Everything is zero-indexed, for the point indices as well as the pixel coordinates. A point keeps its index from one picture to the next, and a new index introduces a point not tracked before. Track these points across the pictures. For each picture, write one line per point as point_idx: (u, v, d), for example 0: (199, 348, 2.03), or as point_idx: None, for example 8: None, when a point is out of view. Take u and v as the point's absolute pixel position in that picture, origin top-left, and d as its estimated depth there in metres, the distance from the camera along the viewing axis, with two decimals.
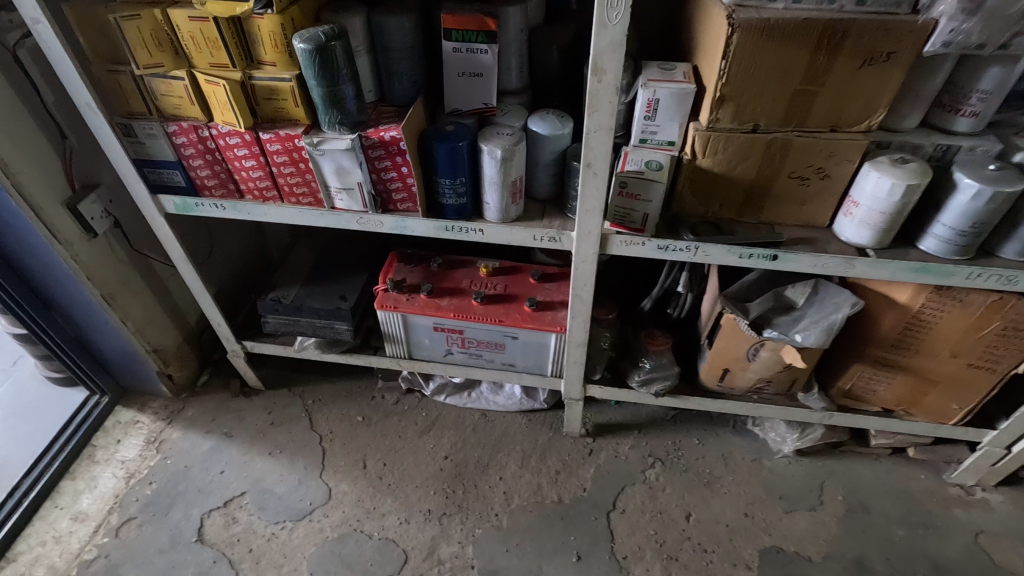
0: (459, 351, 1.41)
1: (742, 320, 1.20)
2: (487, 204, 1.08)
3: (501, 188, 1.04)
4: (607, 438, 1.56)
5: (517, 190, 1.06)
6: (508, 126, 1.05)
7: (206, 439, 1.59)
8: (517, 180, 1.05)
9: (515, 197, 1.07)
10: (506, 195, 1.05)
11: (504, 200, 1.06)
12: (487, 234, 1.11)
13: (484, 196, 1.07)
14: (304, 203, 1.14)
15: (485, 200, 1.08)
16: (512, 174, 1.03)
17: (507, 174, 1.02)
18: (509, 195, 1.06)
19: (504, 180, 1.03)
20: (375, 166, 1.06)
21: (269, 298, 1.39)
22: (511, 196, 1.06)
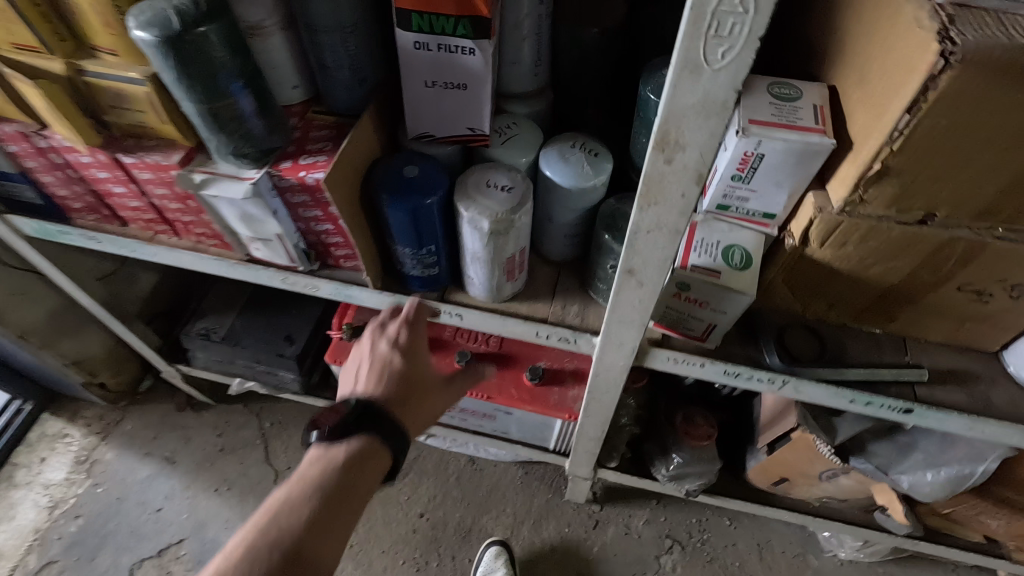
0: (438, 411, 1.10)
1: (824, 445, 0.85)
2: (470, 279, 0.71)
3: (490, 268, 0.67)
4: (617, 507, 1.28)
5: (517, 264, 0.68)
6: (506, 167, 0.65)
7: (144, 464, 1.35)
8: (516, 255, 0.67)
9: (513, 273, 0.69)
10: (498, 275, 0.68)
11: (495, 279, 0.69)
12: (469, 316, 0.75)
13: (465, 268, 0.70)
14: (210, 245, 0.79)
15: (467, 273, 0.71)
16: (507, 250, 0.65)
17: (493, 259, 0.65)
18: (503, 274, 0.68)
19: (494, 258, 0.65)
20: (300, 213, 0.69)
21: (196, 329, 1.07)
22: (507, 276, 0.69)
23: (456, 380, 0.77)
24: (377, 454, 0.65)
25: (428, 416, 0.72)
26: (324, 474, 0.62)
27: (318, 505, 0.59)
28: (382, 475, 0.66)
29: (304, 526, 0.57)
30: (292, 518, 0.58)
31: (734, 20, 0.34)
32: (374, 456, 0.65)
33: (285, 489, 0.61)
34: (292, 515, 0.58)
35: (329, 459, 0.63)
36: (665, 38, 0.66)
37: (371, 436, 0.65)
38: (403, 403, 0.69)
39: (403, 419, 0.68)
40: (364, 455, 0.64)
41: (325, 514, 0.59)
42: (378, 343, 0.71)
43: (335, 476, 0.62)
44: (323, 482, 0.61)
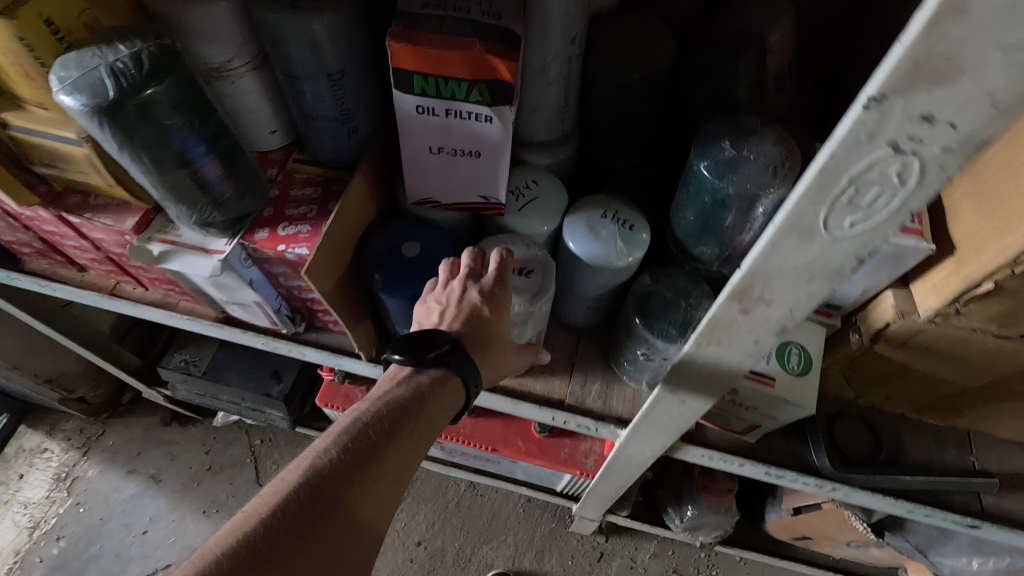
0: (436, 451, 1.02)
1: (860, 522, 0.78)
2: None
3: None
4: (624, 539, 1.23)
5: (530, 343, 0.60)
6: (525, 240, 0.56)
7: (128, 482, 1.29)
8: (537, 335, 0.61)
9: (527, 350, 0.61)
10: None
11: None
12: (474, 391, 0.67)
13: None
14: (180, 299, 0.69)
15: None
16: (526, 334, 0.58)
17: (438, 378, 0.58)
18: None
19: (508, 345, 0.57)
20: (282, 282, 0.59)
21: (175, 362, 0.98)
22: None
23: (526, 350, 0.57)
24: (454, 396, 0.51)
25: (513, 350, 0.54)
26: (401, 396, 0.47)
27: (392, 432, 0.46)
28: (455, 412, 0.52)
29: (371, 456, 0.44)
30: (360, 439, 0.44)
31: (884, 191, 0.23)
32: (453, 396, 0.51)
33: (359, 407, 0.47)
34: (362, 438, 0.44)
35: (416, 382, 0.49)
36: (719, 86, 0.54)
37: (452, 363, 0.49)
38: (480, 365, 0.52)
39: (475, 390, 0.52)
40: (443, 389, 0.50)
41: (397, 442, 0.46)
42: (470, 285, 0.51)
43: (415, 404, 0.47)
44: (405, 401, 0.47)
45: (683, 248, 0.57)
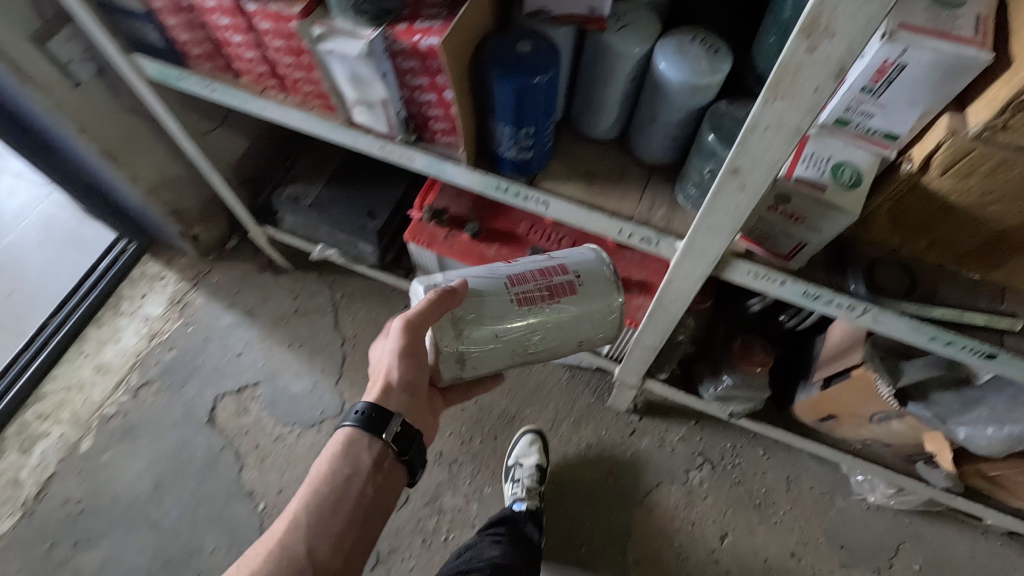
0: None
1: (884, 386, 0.86)
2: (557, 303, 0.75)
3: (538, 318, 0.74)
4: (655, 420, 1.34)
5: (563, 284, 0.75)
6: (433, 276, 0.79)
7: (228, 313, 1.49)
8: (529, 286, 0.74)
9: (567, 293, 0.75)
10: (537, 316, 0.74)
11: (547, 301, 0.74)
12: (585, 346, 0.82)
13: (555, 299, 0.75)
14: (313, 105, 0.82)
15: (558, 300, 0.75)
16: (522, 297, 0.73)
17: (489, 365, 0.77)
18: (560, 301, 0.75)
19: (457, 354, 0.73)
20: (407, 81, 0.70)
21: (286, 193, 1.14)
22: (551, 305, 0.74)
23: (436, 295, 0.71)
24: (381, 444, 0.75)
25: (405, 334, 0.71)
26: (324, 467, 0.72)
27: (324, 491, 0.71)
28: (393, 447, 0.75)
29: (309, 512, 0.69)
30: (297, 515, 0.69)
31: None
32: (359, 449, 0.74)
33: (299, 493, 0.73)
34: (303, 507, 0.69)
35: (335, 453, 0.73)
36: None
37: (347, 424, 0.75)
38: (404, 392, 0.76)
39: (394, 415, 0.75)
40: (354, 445, 0.74)
41: (323, 502, 0.70)
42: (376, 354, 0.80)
43: (328, 472, 0.72)
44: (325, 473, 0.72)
45: (759, 80, 0.64)
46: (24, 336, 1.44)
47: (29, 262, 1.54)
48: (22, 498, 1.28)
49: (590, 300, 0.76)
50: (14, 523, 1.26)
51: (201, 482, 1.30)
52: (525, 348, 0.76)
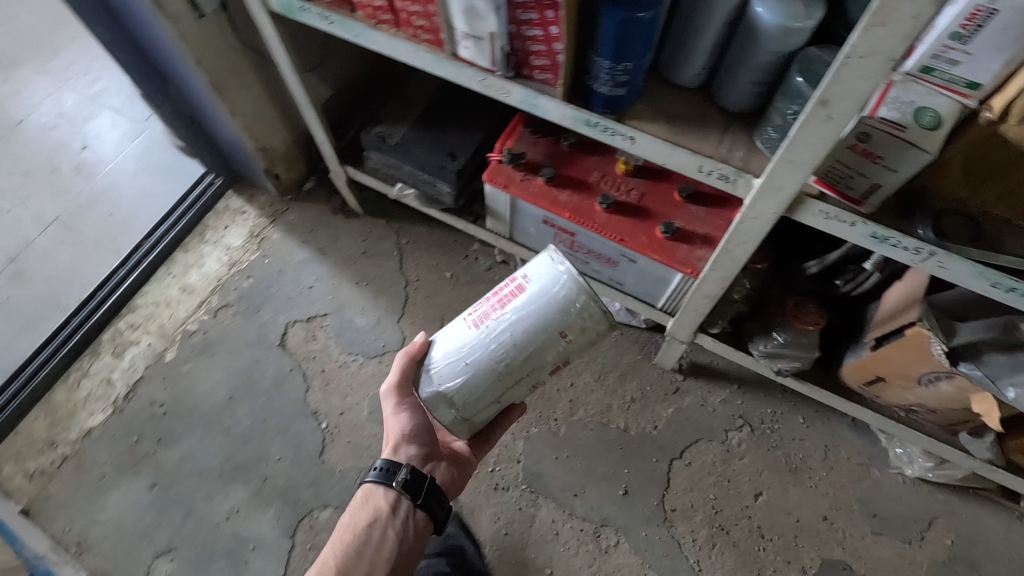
0: (567, 251, 1.22)
1: (937, 344, 0.89)
2: (516, 309, 0.83)
3: (495, 329, 0.84)
4: (699, 381, 1.39)
5: (512, 292, 0.85)
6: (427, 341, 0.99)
7: (301, 249, 1.59)
8: (486, 307, 0.87)
9: (515, 296, 0.84)
10: (497, 326, 0.84)
11: (507, 311, 0.84)
12: (579, 338, 0.84)
13: (510, 307, 0.84)
14: (422, 40, 0.90)
15: (514, 305, 0.84)
16: (481, 318, 0.86)
17: (480, 392, 0.87)
18: (512, 305, 0.84)
19: (440, 396, 0.88)
20: (518, 15, 0.77)
21: (374, 132, 1.22)
22: (505, 312, 0.84)
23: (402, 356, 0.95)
24: (395, 493, 0.93)
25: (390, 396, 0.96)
26: (351, 515, 0.92)
27: (353, 537, 0.89)
28: (405, 492, 0.92)
29: (340, 552, 0.89)
30: (332, 558, 0.89)
31: None
32: (376, 495, 0.93)
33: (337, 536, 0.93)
34: (335, 554, 0.89)
35: (358, 504, 0.93)
36: None
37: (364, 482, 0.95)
38: (412, 445, 0.96)
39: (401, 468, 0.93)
40: (372, 497, 0.93)
41: (350, 542, 0.89)
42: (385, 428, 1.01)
43: (353, 519, 0.92)
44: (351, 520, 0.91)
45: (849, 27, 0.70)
46: (120, 255, 1.57)
47: (126, 189, 1.67)
48: (113, 397, 1.41)
49: (540, 294, 0.83)
50: (106, 417, 1.39)
51: (270, 397, 1.41)
52: (501, 364, 0.85)
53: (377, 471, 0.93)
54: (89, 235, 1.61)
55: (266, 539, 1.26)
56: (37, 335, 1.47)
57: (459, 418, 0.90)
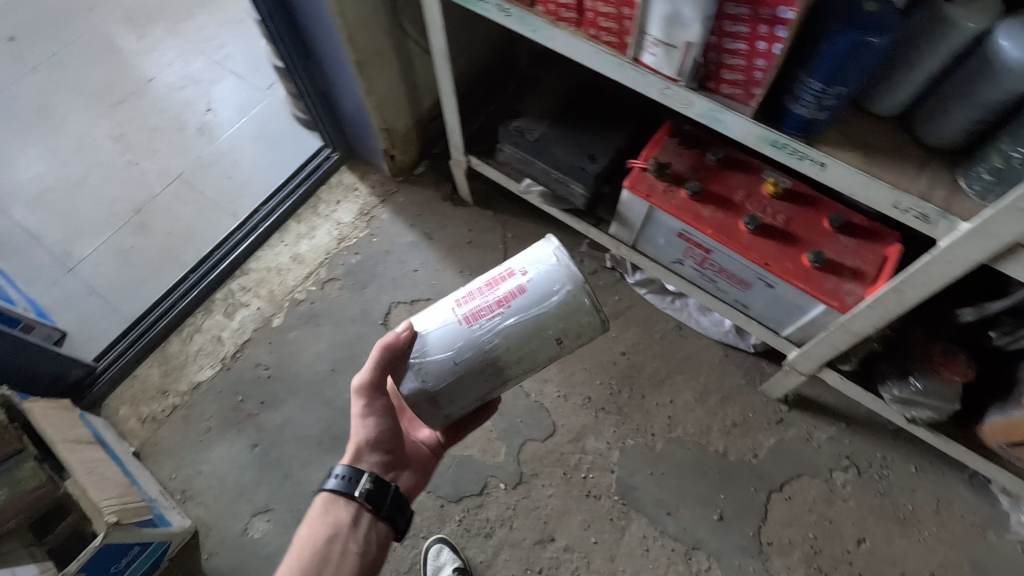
0: (694, 267, 1.19)
1: None
2: (513, 309, 0.81)
3: (489, 328, 0.82)
4: (805, 415, 1.34)
5: (511, 289, 0.82)
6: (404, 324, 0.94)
7: (408, 232, 1.61)
8: (480, 302, 0.83)
9: (516, 295, 0.82)
10: (495, 325, 0.82)
11: (503, 311, 0.81)
12: (573, 343, 0.84)
13: (505, 305, 0.82)
14: (603, 42, 0.88)
15: (511, 304, 0.81)
16: (475, 313, 0.83)
17: (464, 391, 0.85)
18: (512, 305, 0.81)
19: (421, 392, 0.85)
20: (723, 27, 0.75)
21: (513, 126, 1.23)
22: (503, 310, 0.82)
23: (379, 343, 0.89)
24: (356, 504, 0.88)
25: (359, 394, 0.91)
26: (309, 526, 0.87)
27: (310, 552, 0.84)
28: (368, 503, 0.88)
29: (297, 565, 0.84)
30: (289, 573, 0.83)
31: None
32: (335, 505, 0.88)
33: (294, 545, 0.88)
34: (292, 570, 0.83)
35: (313, 515, 0.88)
36: None
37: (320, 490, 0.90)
38: (376, 452, 0.93)
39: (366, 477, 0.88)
40: (329, 508, 0.88)
41: (309, 556, 0.84)
42: None
43: (311, 532, 0.86)
44: (307, 533, 0.86)
45: None
46: (236, 217, 1.62)
47: (245, 154, 1.72)
48: (222, 354, 1.46)
49: (542, 294, 0.81)
50: (214, 373, 1.44)
51: None
52: (491, 366, 0.83)
53: (339, 478, 0.89)
54: (208, 194, 1.66)
55: None
56: (156, 285, 1.53)
57: (434, 415, 0.87)
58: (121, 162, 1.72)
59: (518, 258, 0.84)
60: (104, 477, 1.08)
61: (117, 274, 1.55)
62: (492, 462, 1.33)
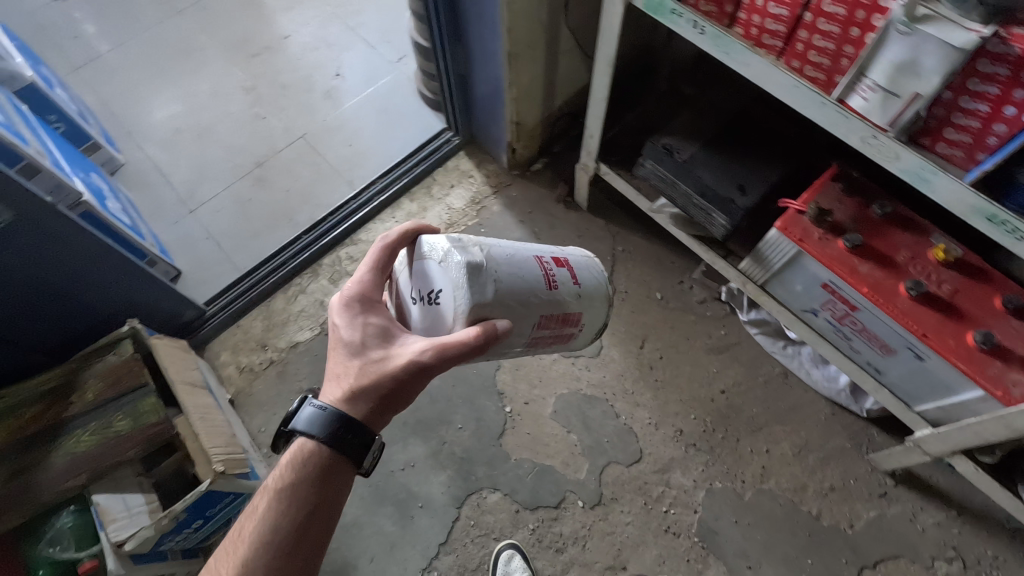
0: (830, 320, 1.12)
1: None
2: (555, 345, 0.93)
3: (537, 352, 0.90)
4: (912, 493, 1.26)
5: (570, 328, 0.92)
6: (485, 274, 0.74)
7: (517, 228, 1.59)
8: (553, 328, 0.87)
9: (566, 337, 0.92)
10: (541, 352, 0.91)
11: (552, 345, 0.91)
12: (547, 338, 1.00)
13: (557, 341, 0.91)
14: (805, 75, 0.82)
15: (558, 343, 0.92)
16: (543, 338, 0.87)
17: None
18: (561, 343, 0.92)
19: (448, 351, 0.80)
20: (966, 84, 0.69)
21: (660, 143, 1.18)
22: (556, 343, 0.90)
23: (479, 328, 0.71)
24: (342, 460, 0.74)
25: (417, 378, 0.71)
26: (282, 478, 0.72)
27: (293, 506, 0.71)
28: (353, 459, 0.74)
29: (274, 520, 0.70)
30: (266, 526, 0.70)
31: None
32: (319, 457, 0.73)
33: (260, 491, 0.74)
34: (269, 524, 0.70)
35: (290, 463, 0.73)
36: None
37: (296, 432, 0.73)
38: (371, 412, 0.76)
39: (370, 435, 0.74)
40: (311, 458, 0.73)
41: (289, 511, 0.71)
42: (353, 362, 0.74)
43: (289, 484, 0.71)
44: (284, 482, 0.72)
45: None
46: (352, 186, 1.64)
47: (368, 124, 1.74)
48: (322, 319, 1.48)
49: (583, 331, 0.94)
50: (312, 336, 1.47)
51: (463, 365, 1.42)
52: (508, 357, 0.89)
53: (326, 426, 0.72)
54: (328, 159, 1.68)
55: (434, 501, 1.29)
56: (268, 240, 1.57)
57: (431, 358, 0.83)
58: (250, 114, 1.76)
59: (582, 286, 0.91)
60: (213, 424, 1.13)
61: (234, 223, 1.60)
62: (573, 477, 1.30)
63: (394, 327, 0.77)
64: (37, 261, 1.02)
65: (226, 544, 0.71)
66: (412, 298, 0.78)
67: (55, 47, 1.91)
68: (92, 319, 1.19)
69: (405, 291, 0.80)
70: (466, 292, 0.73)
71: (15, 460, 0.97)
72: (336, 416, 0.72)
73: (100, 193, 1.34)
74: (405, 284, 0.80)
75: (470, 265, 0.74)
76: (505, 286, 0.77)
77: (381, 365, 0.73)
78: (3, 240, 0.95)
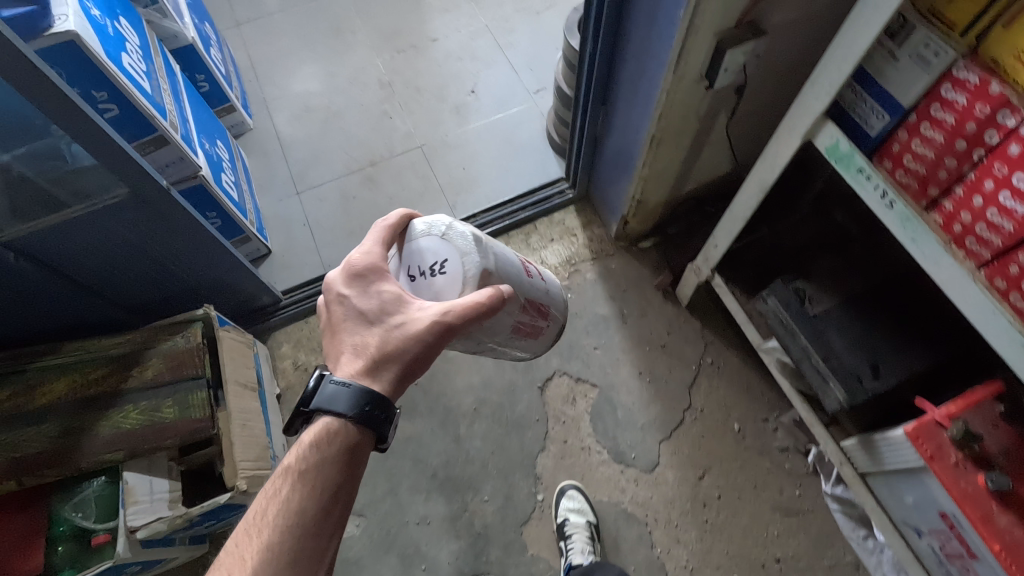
0: (936, 551, 0.95)
1: None
2: (520, 341, 0.91)
3: (506, 343, 0.89)
4: None
5: (535, 324, 0.92)
6: (486, 244, 0.76)
7: (606, 303, 1.48)
8: (527, 317, 0.87)
9: (532, 331, 0.92)
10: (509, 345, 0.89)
11: (519, 339, 0.90)
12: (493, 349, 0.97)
13: (524, 334, 0.90)
14: (1010, 306, 0.65)
15: (524, 339, 0.92)
16: (518, 324, 0.87)
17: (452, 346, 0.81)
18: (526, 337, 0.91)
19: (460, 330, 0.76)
20: None
21: (790, 286, 1.05)
22: (522, 337, 0.90)
23: (493, 290, 0.70)
24: (367, 436, 0.68)
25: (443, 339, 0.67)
26: (307, 459, 0.65)
27: (321, 482, 0.65)
28: (378, 438, 0.69)
29: (303, 495, 0.64)
30: (294, 504, 0.63)
31: None
32: (343, 433, 0.67)
33: (275, 472, 0.66)
34: (296, 501, 0.63)
35: (313, 439, 0.66)
36: None
37: (319, 410, 0.66)
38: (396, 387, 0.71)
39: (394, 412, 0.70)
40: (335, 435, 0.67)
41: (317, 485, 0.64)
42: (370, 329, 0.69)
43: (314, 460, 0.65)
44: (309, 459, 0.65)
45: None
46: (452, 211, 1.60)
47: (487, 150, 1.68)
48: None
49: (544, 327, 0.95)
50: None
51: (508, 434, 1.34)
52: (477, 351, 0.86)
53: (354, 402, 0.66)
54: (438, 176, 1.65)
55: (439, 568, 1.23)
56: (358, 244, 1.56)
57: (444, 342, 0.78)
58: (378, 111, 1.76)
59: (547, 285, 0.93)
60: (249, 433, 1.13)
61: (333, 217, 1.60)
62: None
63: (408, 294, 0.72)
64: (138, 234, 1.04)
65: (240, 530, 0.63)
66: (410, 275, 0.74)
67: (226, 1, 2.00)
68: (173, 289, 1.22)
69: (398, 271, 0.75)
70: (476, 257, 0.73)
71: (67, 419, 1.00)
72: (363, 392, 0.66)
73: (218, 165, 1.36)
74: (396, 266, 0.75)
75: (473, 236, 0.75)
76: (498, 260, 0.79)
77: (401, 329, 0.68)
78: (112, 213, 0.98)
